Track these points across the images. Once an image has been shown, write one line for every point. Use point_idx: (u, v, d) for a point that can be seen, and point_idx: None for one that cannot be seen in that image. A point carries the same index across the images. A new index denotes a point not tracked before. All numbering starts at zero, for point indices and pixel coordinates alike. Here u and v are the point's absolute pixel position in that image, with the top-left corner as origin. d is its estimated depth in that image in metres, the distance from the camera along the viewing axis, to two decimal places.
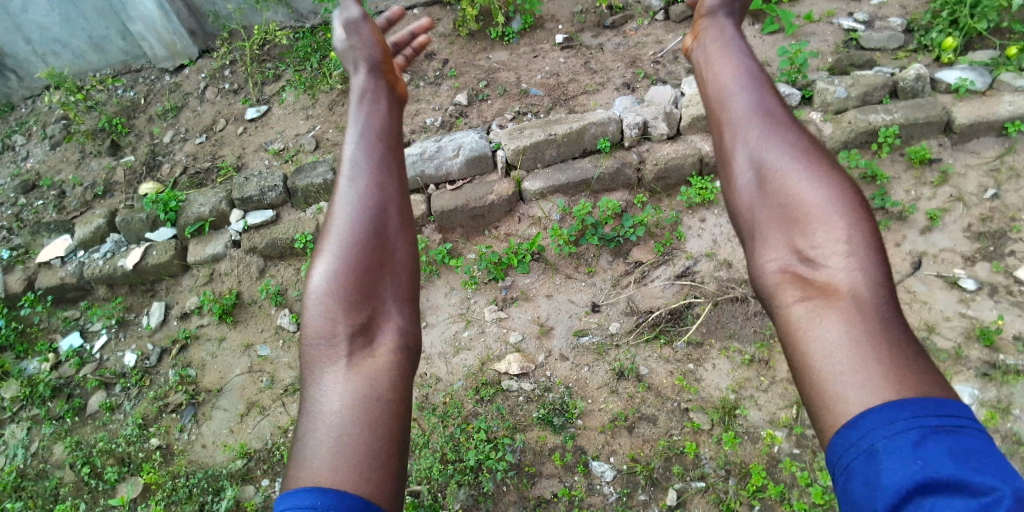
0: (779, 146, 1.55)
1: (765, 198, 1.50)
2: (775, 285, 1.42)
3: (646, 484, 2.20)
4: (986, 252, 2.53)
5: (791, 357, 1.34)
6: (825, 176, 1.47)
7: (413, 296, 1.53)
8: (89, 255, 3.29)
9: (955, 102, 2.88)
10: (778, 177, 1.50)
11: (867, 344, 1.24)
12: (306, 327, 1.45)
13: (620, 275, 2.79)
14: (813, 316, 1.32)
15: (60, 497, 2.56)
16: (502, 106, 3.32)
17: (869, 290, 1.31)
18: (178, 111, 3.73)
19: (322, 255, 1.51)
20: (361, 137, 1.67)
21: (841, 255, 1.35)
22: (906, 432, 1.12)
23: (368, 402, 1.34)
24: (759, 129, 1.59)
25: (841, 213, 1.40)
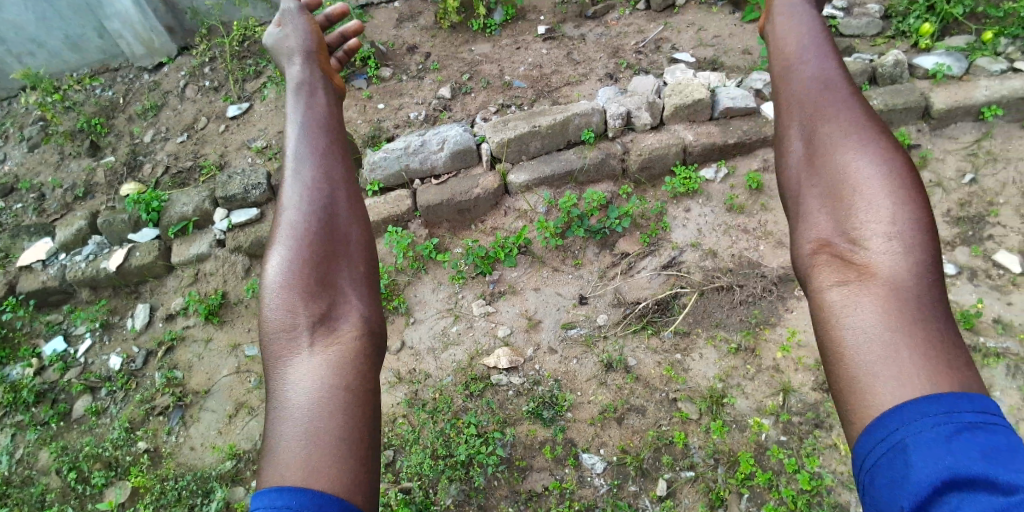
0: (831, 116, 1.30)
1: (806, 152, 1.29)
2: (809, 257, 1.22)
3: (635, 475, 2.21)
4: (966, 237, 2.55)
5: (831, 349, 1.16)
6: (873, 133, 1.26)
7: (373, 277, 1.39)
8: (71, 258, 3.25)
9: (933, 87, 2.89)
10: (823, 128, 1.29)
11: (908, 335, 1.08)
12: (264, 322, 1.31)
13: (607, 266, 2.78)
14: (850, 299, 1.14)
15: (47, 502, 2.54)
16: (486, 98, 3.29)
17: (917, 275, 1.12)
18: (158, 110, 3.68)
19: (273, 243, 1.37)
20: (302, 115, 1.53)
21: (888, 229, 1.15)
22: (937, 426, 1.02)
23: (336, 395, 1.22)
24: (814, 100, 1.33)
25: (892, 177, 1.19)
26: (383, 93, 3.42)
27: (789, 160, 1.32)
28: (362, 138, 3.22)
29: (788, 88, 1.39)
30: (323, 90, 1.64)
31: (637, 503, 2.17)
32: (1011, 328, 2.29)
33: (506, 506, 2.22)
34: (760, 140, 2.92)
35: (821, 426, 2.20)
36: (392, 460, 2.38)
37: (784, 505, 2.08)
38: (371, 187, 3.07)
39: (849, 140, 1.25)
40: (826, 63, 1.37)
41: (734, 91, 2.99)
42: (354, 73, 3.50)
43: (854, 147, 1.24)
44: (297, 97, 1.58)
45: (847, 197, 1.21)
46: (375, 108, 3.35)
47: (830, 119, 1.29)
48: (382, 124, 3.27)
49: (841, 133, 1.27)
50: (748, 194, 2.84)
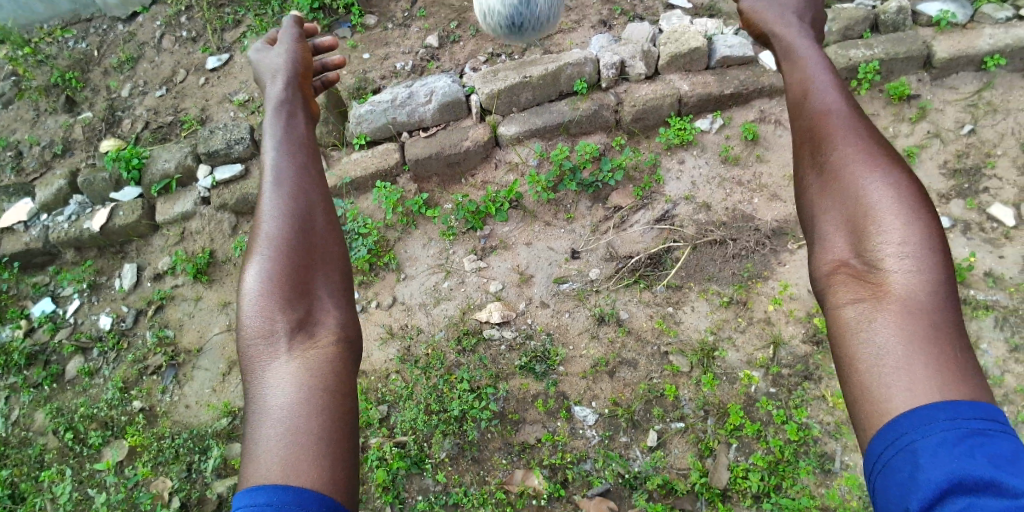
0: (846, 142, 1.35)
1: (820, 179, 1.34)
2: (826, 277, 1.26)
3: (627, 427, 2.25)
4: (962, 189, 2.53)
5: (841, 367, 1.17)
6: (883, 156, 1.31)
7: (350, 290, 1.44)
8: (53, 219, 3.18)
9: (936, 35, 2.81)
10: (835, 154, 1.34)
11: (920, 346, 1.09)
12: (243, 327, 1.33)
13: (599, 220, 2.75)
14: (866, 316, 1.16)
15: (45, 462, 2.56)
16: (475, 47, 3.18)
17: (934, 290, 1.14)
18: (134, 62, 3.52)
19: (253, 253, 1.41)
20: (280, 131, 1.60)
21: (903, 245, 1.18)
22: (945, 433, 1.00)
23: (314, 395, 1.23)
24: (831, 127, 1.38)
25: (904, 198, 1.23)
26: (368, 42, 3.29)
27: (807, 187, 1.37)
28: (348, 90, 3.12)
29: (800, 117, 1.45)
30: (302, 111, 1.71)
31: (629, 454, 2.20)
32: (1002, 281, 2.30)
33: (500, 458, 2.25)
34: (756, 91, 2.84)
35: (810, 377, 2.23)
36: (387, 416, 2.40)
37: (771, 455, 2.12)
38: (358, 140, 3.00)
39: (862, 163, 1.30)
40: (838, 92, 1.44)
41: (732, 38, 2.90)
42: (337, 21, 3.36)
43: (867, 170, 1.29)
44: (276, 113, 1.65)
45: (860, 218, 1.24)
46: (360, 58, 3.23)
47: (842, 144, 1.34)
48: (367, 75, 3.16)
49: (853, 157, 1.31)
50: (743, 145, 2.79)
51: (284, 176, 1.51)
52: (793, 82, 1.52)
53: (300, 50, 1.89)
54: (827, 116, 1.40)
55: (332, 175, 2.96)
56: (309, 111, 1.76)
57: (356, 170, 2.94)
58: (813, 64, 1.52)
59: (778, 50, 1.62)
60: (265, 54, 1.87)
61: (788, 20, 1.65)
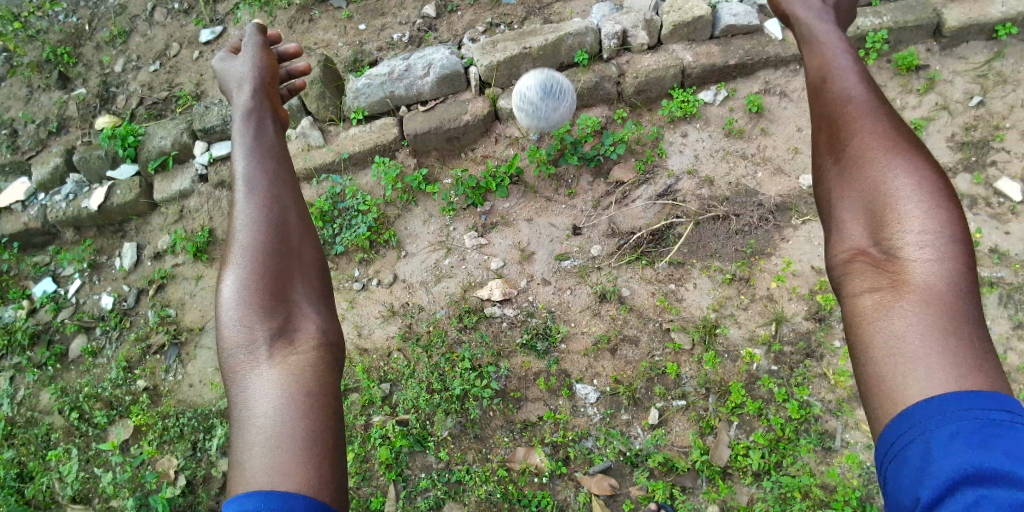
0: (869, 125, 1.31)
1: (839, 165, 1.32)
2: (844, 265, 1.24)
3: (628, 404, 2.25)
4: (969, 163, 2.48)
5: (855, 360, 1.16)
6: (904, 140, 1.28)
7: (327, 293, 1.46)
8: (51, 198, 3.16)
9: (947, 2, 2.72)
10: (855, 139, 1.31)
11: (938, 338, 1.07)
12: (223, 337, 1.35)
13: (601, 195, 2.72)
14: (884, 305, 1.14)
15: (53, 442, 2.60)
16: (473, 17, 3.10)
17: (954, 278, 1.12)
18: (126, 36, 3.44)
19: (229, 263, 1.41)
20: (250, 138, 1.59)
21: (922, 235, 1.15)
22: (958, 424, 0.98)
23: (296, 400, 1.25)
24: (853, 110, 1.35)
25: (925, 183, 1.20)
26: (364, 12, 3.21)
27: (826, 173, 1.35)
28: (344, 62, 3.05)
29: (820, 101, 1.42)
30: (271, 115, 1.70)
31: (630, 431, 2.22)
32: (1007, 257, 2.27)
33: (502, 436, 2.27)
34: (762, 61, 2.77)
35: (812, 355, 2.23)
36: (389, 394, 2.42)
37: (772, 432, 2.13)
38: (355, 114, 2.95)
39: (883, 147, 1.27)
40: (860, 74, 1.40)
41: (737, 6, 2.82)
42: None
43: (888, 154, 1.26)
44: (245, 119, 1.65)
45: (880, 204, 1.22)
46: (357, 30, 3.15)
47: (863, 128, 1.31)
48: (364, 48, 3.09)
49: (874, 142, 1.28)
50: (747, 118, 2.73)
51: (256, 182, 1.51)
52: (814, 64, 1.48)
53: (265, 56, 1.86)
54: (849, 99, 1.37)
55: (330, 151, 2.93)
56: (279, 114, 1.75)
57: (354, 146, 2.90)
58: (836, 46, 1.49)
59: (800, 32, 1.59)
60: (231, 61, 1.84)
61: (811, 3, 1.60)
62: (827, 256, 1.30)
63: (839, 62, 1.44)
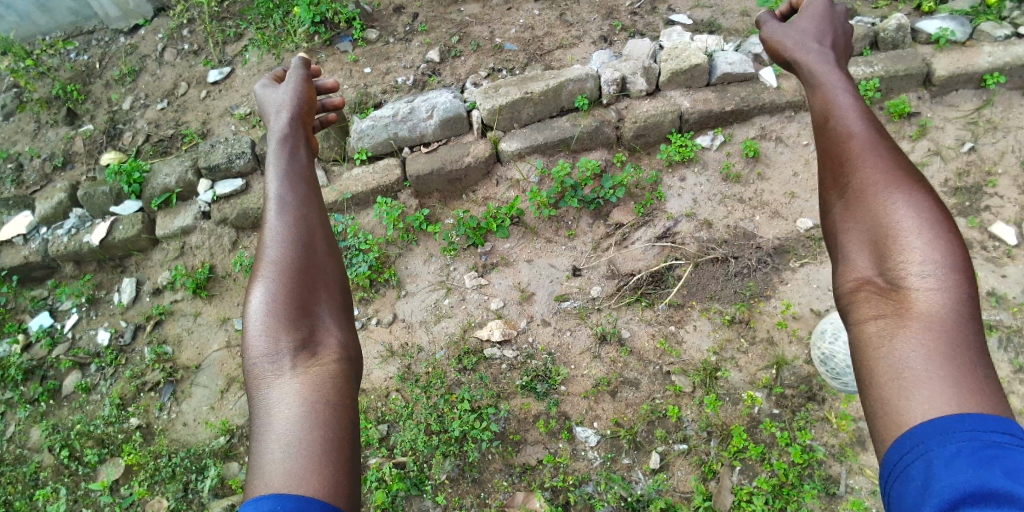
0: (871, 159, 1.35)
1: (844, 200, 1.35)
2: (850, 294, 1.25)
3: (629, 448, 2.23)
4: (963, 208, 2.52)
5: (862, 385, 1.16)
6: (905, 174, 1.31)
7: (349, 312, 1.47)
8: (53, 232, 3.16)
9: (935, 53, 2.81)
10: (858, 173, 1.34)
11: (942, 360, 1.08)
12: (250, 347, 1.34)
13: (601, 237, 2.74)
14: (887, 333, 1.15)
15: (41, 480, 2.54)
16: (476, 62, 3.18)
17: (956, 303, 1.13)
18: (136, 75, 3.52)
19: (260, 276, 1.42)
20: (284, 162, 1.62)
21: (927, 262, 1.17)
22: (959, 443, 0.99)
23: (316, 412, 1.24)
24: (855, 145, 1.38)
25: (924, 214, 1.23)
26: (370, 56, 3.30)
27: (832, 208, 1.38)
28: (349, 104, 3.12)
29: (824, 138, 1.46)
30: (304, 141, 1.73)
31: (631, 476, 2.19)
32: (1005, 301, 2.29)
33: (501, 480, 2.23)
34: (757, 107, 2.83)
35: (814, 398, 2.22)
36: (386, 435, 2.38)
37: (775, 477, 2.10)
38: (359, 155, 2.99)
39: (885, 182, 1.30)
40: (861, 111, 1.44)
41: (733, 55, 2.90)
42: (338, 35, 3.35)
43: (889, 188, 1.29)
44: (280, 143, 1.67)
45: (884, 235, 1.24)
46: (362, 73, 3.23)
47: (866, 163, 1.35)
48: (369, 90, 3.16)
49: (875, 177, 1.32)
50: (744, 162, 2.78)
51: (287, 203, 1.53)
52: (817, 103, 1.51)
53: (305, 90, 1.86)
54: (850, 136, 1.40)
55: (333, 191, 2.95)
56: (309, 139, 1.76)
57: (357, 186, 2.93)
58: (836, 84, 1.51)
59: (800, 73, 1.61)
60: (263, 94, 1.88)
61: (810, 44, 1.62)
62: (834, 287, 1.31)
63: (839, 100, 1.47)
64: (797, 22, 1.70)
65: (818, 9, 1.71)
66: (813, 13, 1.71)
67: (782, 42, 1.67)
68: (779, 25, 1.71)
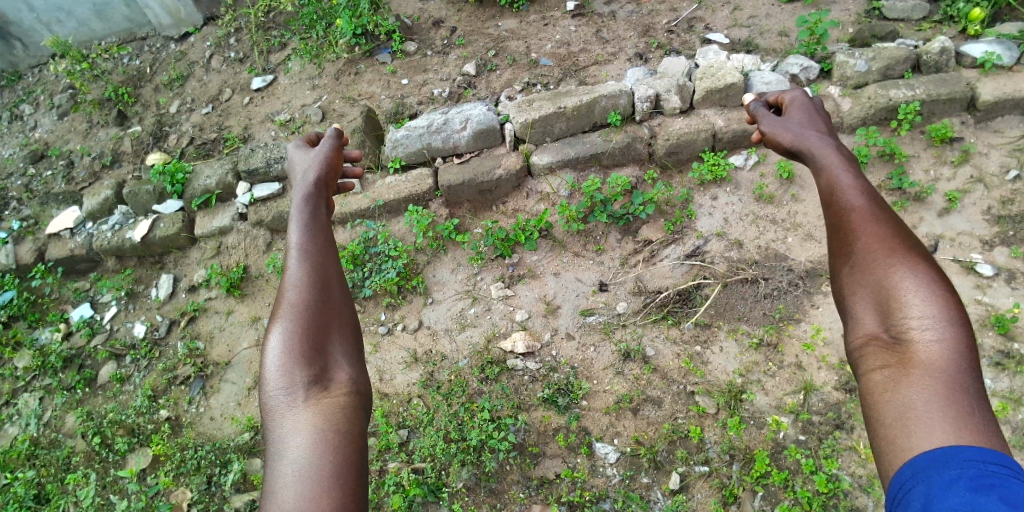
0: (872, 230, 1.42)
1: (850, 264, 1.42)
2: (858, 349, 1.32)
3: (648, 467, 2.20)
4: (1005, 237, 2.44)
5: (871, 430, 1.23)
6: (905, 243, 1.38)
7: (359, 348, 1.54)
8: (98, 227, 3.28)
9: (981, 77, 2.75)
10: (860, 242, 1.42)
11: (943, 409, 1.15)
12: (265, 381, 1.41)
13: (629, 253, 2.73)
14: (891, 383, 1.22)
15: (73, 466, 2.62)
16: (511, 76, 3.22)
17: (957, 355, 1.20)
18: (184, 80, 3.65)
19: (280, 315, 1.50)
20: (310, 213, 1.72)
21: (926, 323, 1.24)
22: (957, 471, 1.06)
23: (327, 436, 1.31)
24: (854, 221, 1.46)
25: (925, 279, 1.30)
26: (408, 67, 3.37)
27: (838, 272, 1.45)
28: (386, 114, 3.19)
29: (829, 210, 1.54)
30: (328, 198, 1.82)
31: (650, 495, 2.16)
32: None
33: (518, 491, 2.22)
34: None
35: (842, 426, 2.16)
36: (406, 440, 2.40)
37: (799, 505, 2.05)
38: (393, 164, 3.05)
39: (885, 248, 1.37)
40: (863, 187, 1.52)
41: (769, 75, 2.84)
42: (378, 46, 3.44)
43: (889, 255, 1.36)
44: (303, 198, 1.76)
45: (887, 297, 1.31)
46: (399, 83, 3.30)
47: (868, 232, 1.42)
48: (405, 100, 3.23)
49: (876, 244, 1.39)
50: (778, 183, 2.73)
51: (311, 249, 1.63)
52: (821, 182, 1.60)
53: (333, 154, 1.92)
54: (852, 209, 1.48)
55: (366, 198, 3.00)
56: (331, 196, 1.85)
57: (389, 194, 2.97)
58: (837, 164, 1.60)
59: (801, 156, 1.70)
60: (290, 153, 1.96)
61: (806, 133, 1.72)
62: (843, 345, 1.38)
63: (839, 180, 1.56)
64: (790, 115, 1.81)
65: (802, 102, 1.84)
66: (803, 105, 1.82)
67: (778, 130, 1.77)
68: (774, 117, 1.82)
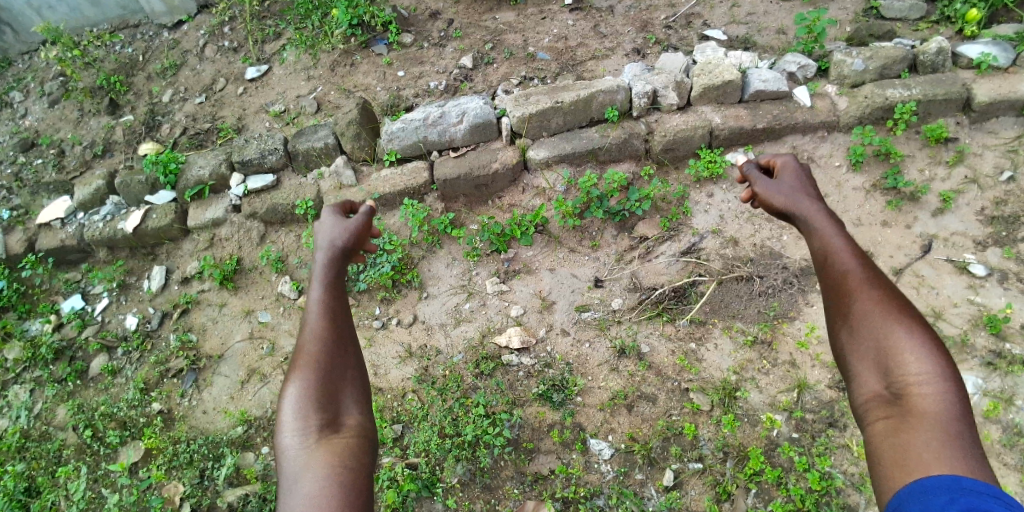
0: (869, 292, 1.46)
1: (847, 325, 1.46)
2: (864, 406, 1.39)
3: (642, 464, 2.21)
4: (998, 238, 2.46)
5: (874, 480, 1.29)
6: (898, 303, 1.43)
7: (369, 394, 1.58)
8: (89, 217, 3.25)
9: (977, 78, 2.75)
10: (857, 303, 1.46)
11: (938, 460, 1.21)
12: (282, 431, 1.44)
13: (624, 249, 2.73)
14: (892, 437, 1.29)
15: (63, 458, 2.60)
16: (508, 70, 3.20)
17: (948, 412, 1.28)
18: (177, 69, 3.61)
19: (297, 367, 1.53)
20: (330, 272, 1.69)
21: (920, 381, 1.31)
22: (953, 498, 1.12)
23: (344, 481, 1.36)
24: (851, 283, 1.49)
25: (919, 341, 1.36)
26: (404, 59, 3.34)
27: (837, 331, 1.49)
28: (381, 106, 3.16)
29: (824, 270, 1.56)
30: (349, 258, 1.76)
31: (643, 492, 2.17)
32: None
33: (512, 487, 2.23)
34: (790, 126, 2.78)
35: (834, 424, 2.17)
36: (400, 435, 2.39)
37: (791, 503, 2.06)
38: (388, 157, 3.02)
39: (881, 309, 1.42)
40: (857, 251, 1.54)
41: (767, 72, 2.85)
42: (374, 38, 3.41)
43: (884, 316, 1.41)
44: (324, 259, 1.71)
45: (885, 358, 1.37)
46: (395, 75, 3.28)
47: (864, 294, 1.46)
48: (401, 93, 3.20)
49: (872, 305, 1.44)
50: None
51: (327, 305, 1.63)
52: (815, 242, 1.60)
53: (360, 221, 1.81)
54: (848, 271, 1.51)
55: (361, 191, 2.98)
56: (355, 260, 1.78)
57: (385, 187, 2.95)
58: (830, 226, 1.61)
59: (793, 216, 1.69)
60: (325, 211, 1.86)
61: (801, 193, 1.70)
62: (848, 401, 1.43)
63: (835, 242, 1.57)
64: (784, 174, 1.77)
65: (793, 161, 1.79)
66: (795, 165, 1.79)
67: (773, 189, 1.73)
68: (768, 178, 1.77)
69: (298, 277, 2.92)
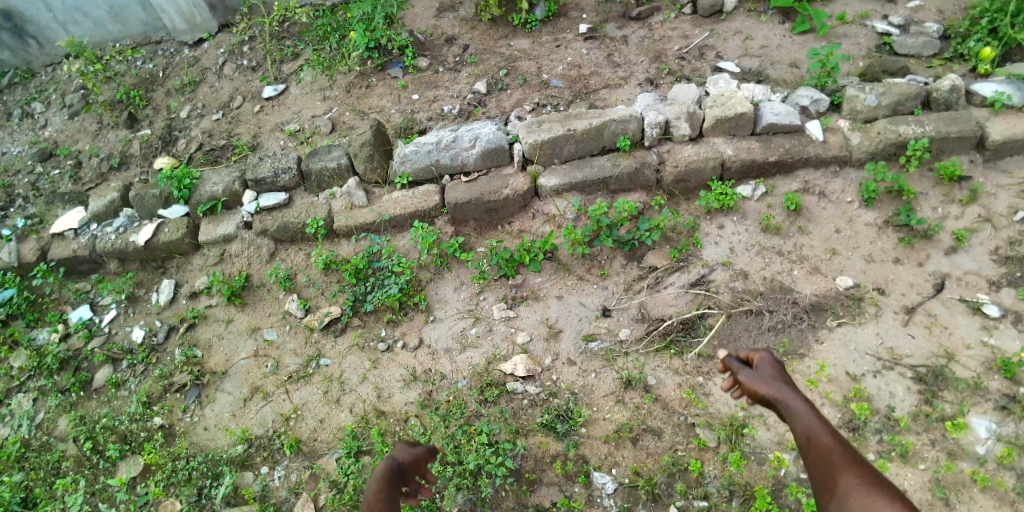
0: (853, 470, 1.55)
1: (836, 499, 1.54)
2: None
3: (646, 499, 2.17)
4: (1013, 278, 2.43)
5: None
6: (879, 479, 1.53)
7: None
8: (102, 229, 3.27)
9: (991, 117, 2.75)
10: (842, 479, 1.55)
11: None
12: None
13: (633, 279, 2.72)
14: None
15: (62, 470, 2.58)
16: (521, 96, 3.23)
17: None
18: (196, 85, 3.67)
19: None
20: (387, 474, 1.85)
21: None
22: None
23: None
24: (835, 462, 1.59)
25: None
26: (419, 83, 3.38)
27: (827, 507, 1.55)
28: (395, 128, 3.19)
29: (807, 452, 1.65)
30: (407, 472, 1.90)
31: None
32: None
33: None
34: (802, 160, 2.77)
35: None
36: None
37: None
38: (400, 179, 3.03)
39: (864, 482, 1.52)
40: (835, 434, 1.65)
41: (779, 106, 2.85)
42: (390, 61, 3.46)
43: (869, 490, 1.50)
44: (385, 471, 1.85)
45: None
46: (410, 98, 3.31)
47: (847, 471, 1.56)
48: (415, 116, 3.24)
49: (856, 478, 1.54)
50: (785, 215, 2.72)
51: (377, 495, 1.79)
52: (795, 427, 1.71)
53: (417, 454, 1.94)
54: (829, 452, 1.61)
55: (372, 212, 2.99)
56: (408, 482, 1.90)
57: (395, 209, 2.97)
58: (805, 410, 1.72)
59: (771, 403, 1.78)
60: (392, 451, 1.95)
61: (778, 380, 1.80)
62: None
63: (813, 426, 1.68)
64: (759, 363, 1.87)
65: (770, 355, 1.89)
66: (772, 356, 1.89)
67: (751, 377, 1.83)
68: (746, 368, 1.86)
69: (305, 296, 2.92)
